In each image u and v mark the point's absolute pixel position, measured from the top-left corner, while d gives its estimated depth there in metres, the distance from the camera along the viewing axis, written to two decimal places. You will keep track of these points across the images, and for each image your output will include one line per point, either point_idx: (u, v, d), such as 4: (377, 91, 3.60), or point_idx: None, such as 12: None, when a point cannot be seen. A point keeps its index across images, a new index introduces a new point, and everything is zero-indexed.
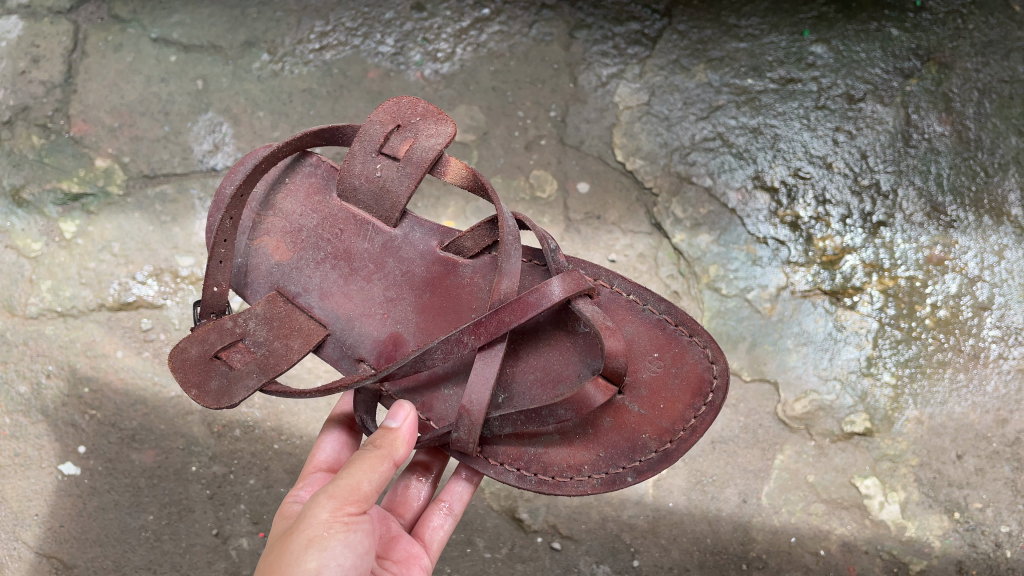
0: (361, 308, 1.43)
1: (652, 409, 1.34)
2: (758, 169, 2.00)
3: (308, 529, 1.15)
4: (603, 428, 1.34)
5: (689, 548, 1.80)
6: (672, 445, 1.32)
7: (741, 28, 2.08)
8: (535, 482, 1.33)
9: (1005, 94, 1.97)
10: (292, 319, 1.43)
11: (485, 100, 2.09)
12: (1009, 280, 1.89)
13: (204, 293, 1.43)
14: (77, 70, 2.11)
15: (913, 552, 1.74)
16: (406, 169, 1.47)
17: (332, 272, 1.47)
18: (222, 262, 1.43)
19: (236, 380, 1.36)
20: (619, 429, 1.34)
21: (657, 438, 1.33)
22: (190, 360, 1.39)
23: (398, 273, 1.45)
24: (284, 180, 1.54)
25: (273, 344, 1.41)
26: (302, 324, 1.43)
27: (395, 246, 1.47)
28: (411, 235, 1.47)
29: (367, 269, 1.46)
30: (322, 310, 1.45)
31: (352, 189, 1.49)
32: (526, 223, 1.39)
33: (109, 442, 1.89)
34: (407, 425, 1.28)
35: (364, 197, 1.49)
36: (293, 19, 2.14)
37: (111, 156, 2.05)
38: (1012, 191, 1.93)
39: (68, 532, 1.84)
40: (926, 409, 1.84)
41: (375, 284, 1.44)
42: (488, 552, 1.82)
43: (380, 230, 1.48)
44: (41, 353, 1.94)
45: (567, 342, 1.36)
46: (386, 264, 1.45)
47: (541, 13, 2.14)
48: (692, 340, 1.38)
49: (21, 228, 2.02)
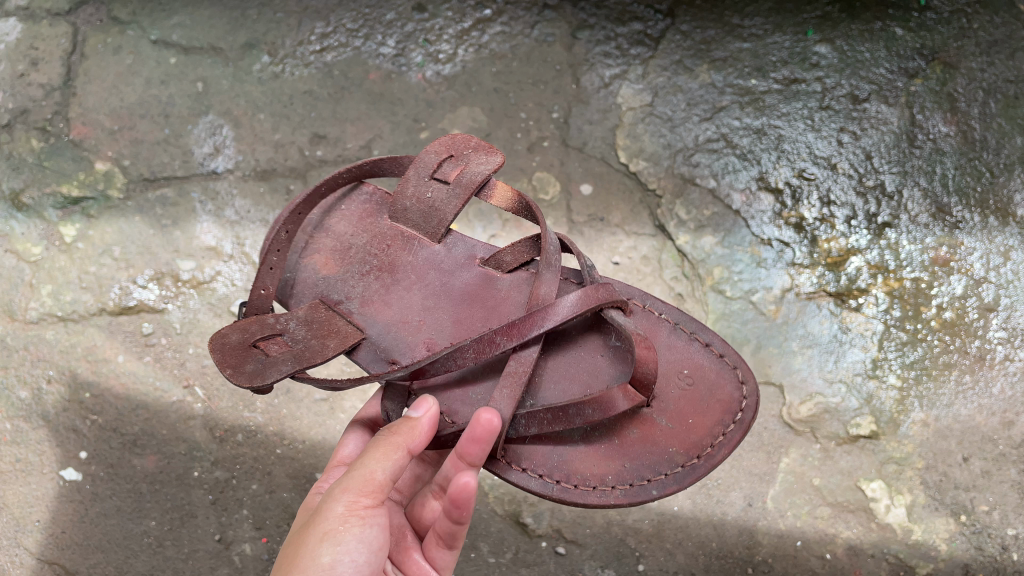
0: (399, 316, 1.41)
1: (679, 425, 1.30)
2: (762, 171, 1.99)
3: (323, 523, 1.17)
4: (628, 439, 1.29)
5: (694, 553, 1.79)
6: (700, 461, 1.27)
7: (744, 28, 2.07)
8: (557, 489, 1.27)
9: (1011, 94, 1.96)
10: (331, 322, 1.40)
11: (487, 101, 2.08)
12: (1016, 281, 1.88)
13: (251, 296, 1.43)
14: (77, 72, 2.09)
15: (919, 556, 1.73)
16: (455, 189, 1.47)
17: (374, 283, 1.46)
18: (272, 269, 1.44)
19: (271, 365, 1.33)
20: (645, 442, 1.29)
21: (684, 453, 1.28)
22: (229, 344, 1.35)
23: (437, 283, 1.43)
24: (338, 207, 1.57)
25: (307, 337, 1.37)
26: (339, 327, 1.39)
27: (437, 260, 1.46)
28: (454, 251, 1.47)
29: (407, 281, 1.45)
30: (360, 316, 1.42)
31: (401, 210, 1.50)
32: (569, 244, 1.40)
33: (110, 447, 1.88)
34: (428, 417, 1.23)
35: (412, 217, 1.49)
36: (294, 20, 2.13)
37: (111, 159, 2.04)
38: (1018, 191, 1.91)
39: (70, 538, 1.83)
40: (932, 411, 1.83)
41: (414, 292, 1.43)
42: (492, 557, 1.81)
43: (424, 245, 1.48)
44: (41, 357, 1.93)
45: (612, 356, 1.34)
46: (426, 275, 1.45)
47: (544, 13, 2.13)
48: (722, 360, 1.35)
49: (20, 232, 2.00)
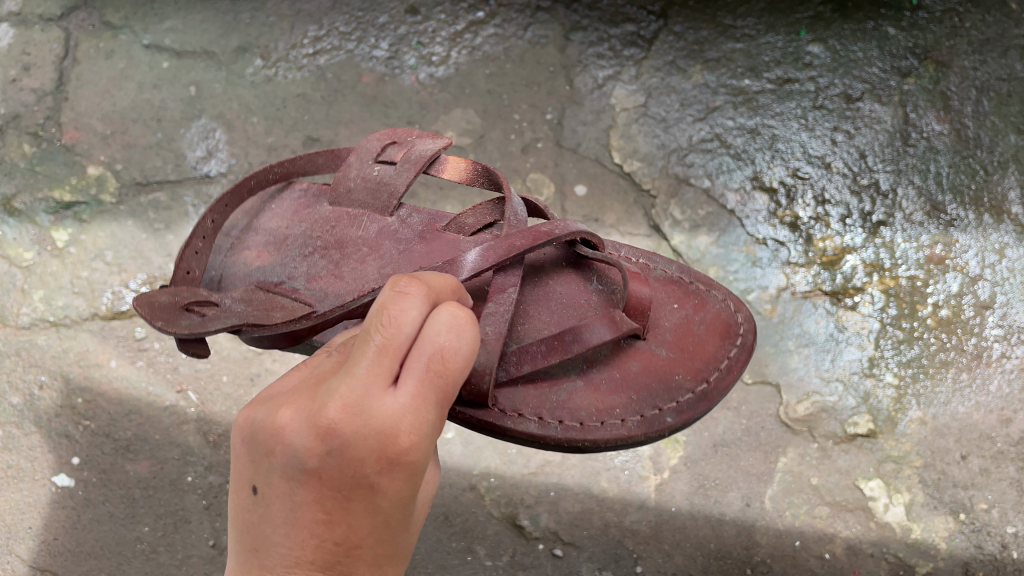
0: (353, 289, 1.17)
1: (678, 352, 1.19)
2: (756, 170, 1.99)
3: None
4: (627, 369, 1.16)
5: (692, 554, 1.77)
6: (706, 385, 1.16)
7: (737, 28, 2.08)
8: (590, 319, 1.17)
9: (1004, 92, 1.97)
10: (273, 300, 1.17)
11: (481, 103, 2.06)
12: (1011, 278, 1.87)
13: (173, 276, 1.26)
14: (69, 77, 2.09)
15: (919, 554, 1.72)
16: (404, 167, 1.31)
17: (320, 260, 1.24)
18: (198, 253, 1.30)
19: (211, 319, 1.11)
20: (648, 372, 1.16)
21: (690, 378, 1.16)
22: (158, 303, 1.13)
23: (393, 253, 1.21)
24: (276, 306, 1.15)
25: (247, 310, 1.14)
26: (285, 304, 1.16)
27: (391, 230, 1.25)
28: (385, 228, 1.25)
29: (360, 253, 1.22)
30: (307, 292, 1.19)
31: (345, 192, 1.31)
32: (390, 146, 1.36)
33: (103, 452, 1.87)
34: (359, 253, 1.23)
35: (357, 196, 1.29)
36: (287, 24, 2.13)
37: (103, 164, 2.03)
38: (1012, 188, 1.92)
39: (61, 545, 1.81)
40: (929, 410, 1.82)
41: (370, 265, 1.20)
42: (490, 559, 1.80)
43: (374, 220, 1.26)
44: (34, 363, 1.92)
45: (636, 363, 1.17)
46: (381, 247, 1.22)
47: (537, 15, 2.13)
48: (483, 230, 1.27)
49: (13, 237, 2.00)
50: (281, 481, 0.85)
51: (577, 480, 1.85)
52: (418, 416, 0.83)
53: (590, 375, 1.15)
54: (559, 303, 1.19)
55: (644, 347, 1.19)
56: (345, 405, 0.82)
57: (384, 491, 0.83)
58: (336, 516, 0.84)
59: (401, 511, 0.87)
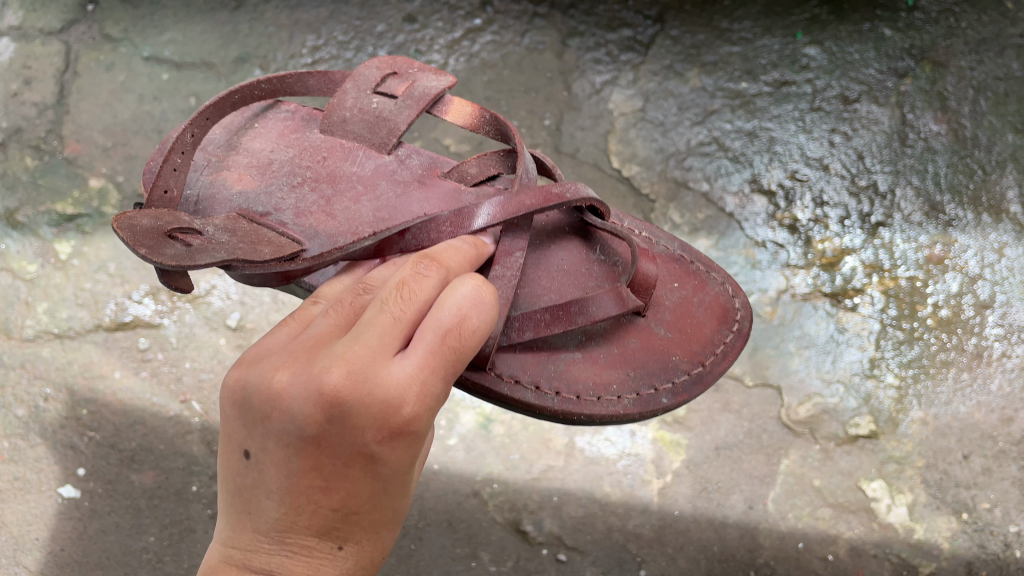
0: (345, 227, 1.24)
1: (678, 333, 1.27)
2: (755, 173, 1.99)
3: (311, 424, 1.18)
4: (628, 349, 1.24)
5: (695, 557, 1.78)
6: (704, 367, 1.25)
7: (733, 31, 2.08)
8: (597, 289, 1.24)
9: (1001, 92, 1.98)
10: (257, 232, 1.20)
11: (479, 110, 2.07)
12: (1011, 277, 1.88)
13: (149, 195, 1.23)
14: (71, 90, 2.10)
15: (923, 554, 1.73)
16: (405, 103, 1.39)
17: (310, 194, 1.30)
18: (177, 172, 1.26)
19: (200, 250, 1.09)
20: (647, 350, 1.24)
21: (687, 360, 1.24)
22: (139, 227, 1.10)
23: (390, 193, 1.29)
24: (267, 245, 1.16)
25: (235, 242, 1.15)
26: (272, 238, 1.20)
27: (388, 169, 1.33)
28: (381, 167, 1.33)
29: (355, 190, 1.30)
30: (296, 226, 1.25)
31: (340, 121, 1.39)
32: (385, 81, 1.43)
33: (109, 463, 1.88)
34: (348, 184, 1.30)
35: (355, 127, 1.38)
36: (285, 33, 2.14)
37: (105, 176, 2.04)
38: (1010, 188, 1.92)
39: (69, 555, 1.82)
40: (931, 410, 1.83)
41: (364, 204, 1.27)
42: (493, 565, 1.81)
43: (371, 156, 1.35)
44: (38, 375, 1.93)
45: (635, 341, 1.24)
46: (377, 185, 1.30)
47: (534, 21, 2.14)
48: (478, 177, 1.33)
49: (16, 250, 2.01)
50: (280, 445, 0.90)
51: (580, 484, 1.86)
52: (423, 386, 0.89)
53: (589, 349, 1.22)
54: (559, 270, 1.25)
55: (644, 324, 1.26)
56: (353, 372, 0.87)
57: (385, 459, 0.90)
58: (336, 482, 0.90)
59: (400, 478, 0.93)
